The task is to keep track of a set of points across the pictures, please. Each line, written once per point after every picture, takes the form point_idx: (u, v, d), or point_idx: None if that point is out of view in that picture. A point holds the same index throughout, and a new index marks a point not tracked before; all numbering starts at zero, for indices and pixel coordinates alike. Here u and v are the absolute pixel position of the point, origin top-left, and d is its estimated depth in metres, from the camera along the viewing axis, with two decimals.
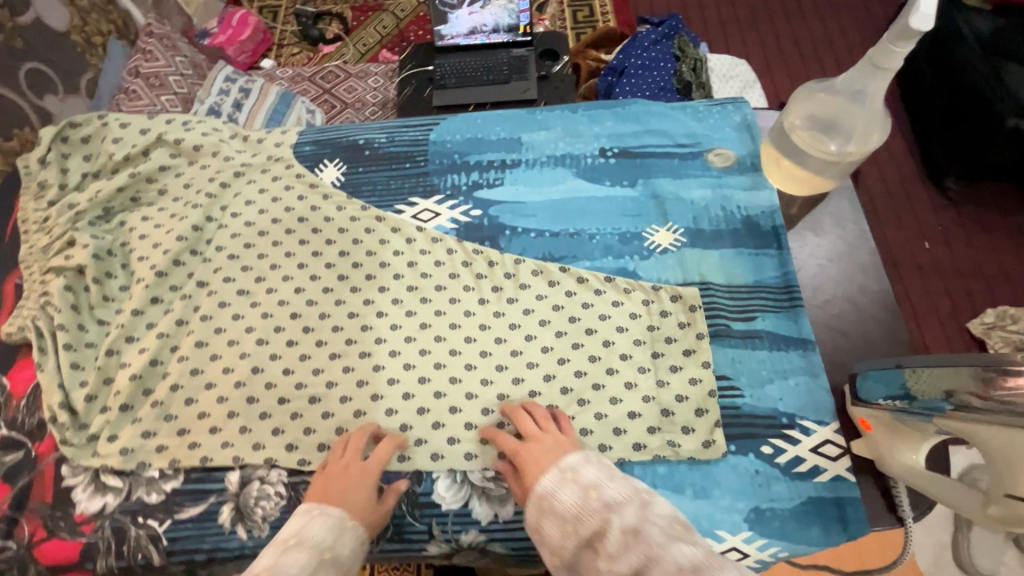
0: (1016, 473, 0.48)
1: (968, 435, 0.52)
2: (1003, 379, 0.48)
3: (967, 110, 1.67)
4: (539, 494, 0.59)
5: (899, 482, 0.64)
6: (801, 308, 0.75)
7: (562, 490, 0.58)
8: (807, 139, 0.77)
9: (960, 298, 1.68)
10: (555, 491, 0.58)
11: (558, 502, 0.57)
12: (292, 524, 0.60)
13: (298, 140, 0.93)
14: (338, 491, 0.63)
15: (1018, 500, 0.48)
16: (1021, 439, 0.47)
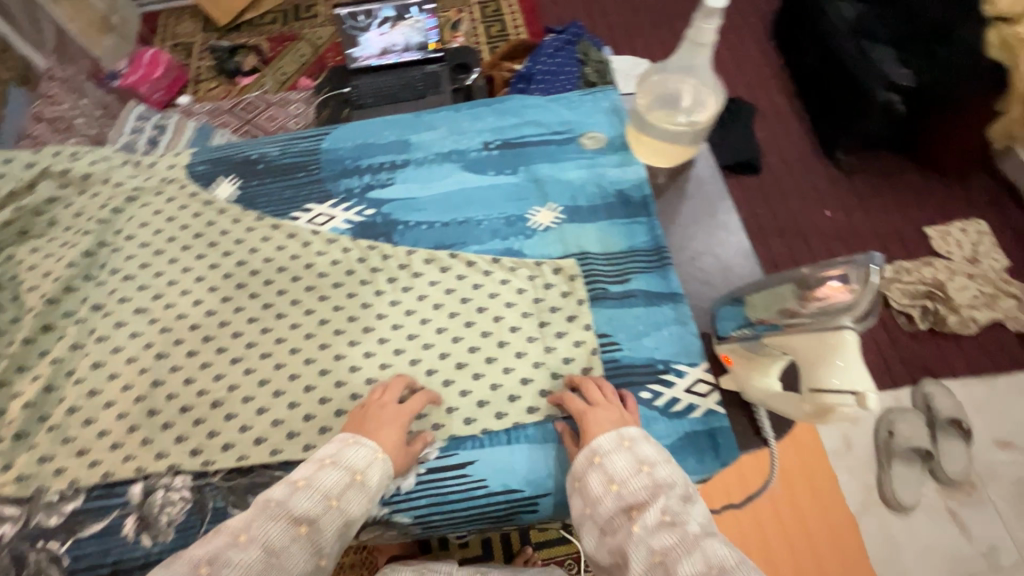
0: (817, 368, 0.57)
1: (786, 346, 0.60)
2: (814, 291, 0.58)
3: (843, 86, 1.85)
4: (591, 447, 0.64)
5: (759, 407, 0.71)
6: (670, 266, 0.82)
7: (615, 453, 0.62)
8: (659, 115, 0.84)
9: (861, 257, 1.84)
10: (610, 453, 0.62)
11: (607, 461, 0.62)
12: (335, 444, 0.64)
13: (191, 161, 0.95)
14: (387, 427, 0.66)
15: (821, 393, 0.56)
16: (825, 338, 0.56)
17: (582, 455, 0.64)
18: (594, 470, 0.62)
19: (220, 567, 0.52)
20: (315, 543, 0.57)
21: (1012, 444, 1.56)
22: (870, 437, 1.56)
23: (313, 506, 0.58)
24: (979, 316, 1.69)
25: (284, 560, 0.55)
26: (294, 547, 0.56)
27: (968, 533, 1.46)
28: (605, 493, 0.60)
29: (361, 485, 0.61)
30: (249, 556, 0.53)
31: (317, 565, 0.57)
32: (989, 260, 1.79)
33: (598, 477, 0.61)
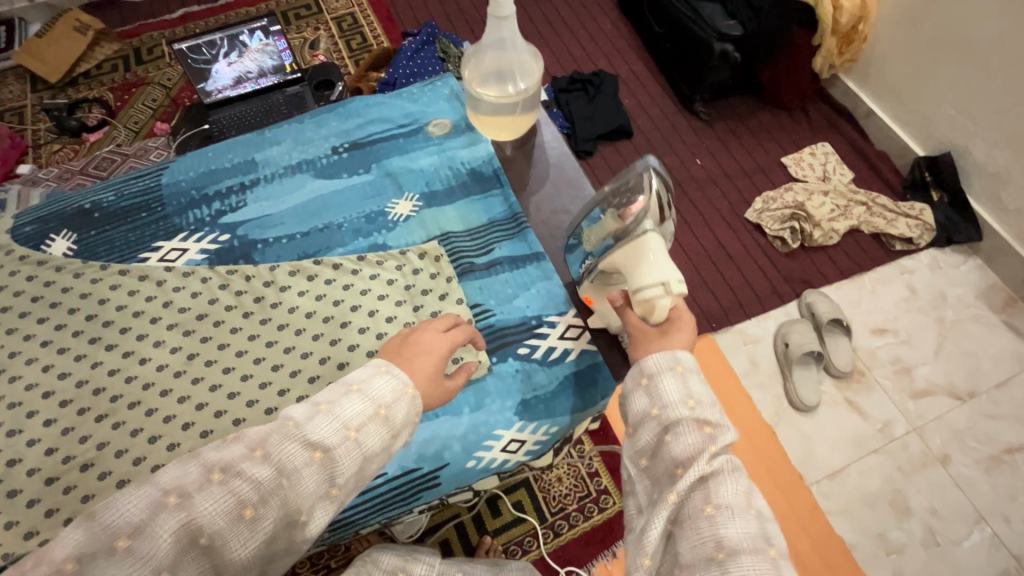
0: (634, 273, 0.68)
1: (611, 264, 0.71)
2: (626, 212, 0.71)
3: (687, 44, 2.04)
4: (676, 357, 0.64)
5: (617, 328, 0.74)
6: (527, 229, 0.87)
7: (700, 378, 0.62)
8: (494, 92, 0.88)
9: (730, 195, 2.01)
10: (694, 370, 0.63)
11: (688, 378, 0.62)
12: (366, 371, 0.61)
13: (15, 223, 0.87)
14: (419, 357, 0.64)
15: (639, 292, 0.67)
16: (632, 244, 0.68)
17: (662, 356, 0.64)
18: (675, 373, 0.62)
19: (230, 481, 0.51)
20: (328, 471, 0.55)
21: (886, 330, 1.77)
22: (772, 352, 1.73)
23: (332, 432, 0.55)
24: (837, 227, 1.91)
25: (296, 480, 0.53)
26: (306, 472, 0.53)
27: (865, 415, 1.64)
28: (680, 399, 0.60)
29: (384, 418, 0.58)
30: (261, 474, 0.51)
31: (326, 495, 0.55)
32: (838, 175, 2.01)
33: (673, 377, 0.62)
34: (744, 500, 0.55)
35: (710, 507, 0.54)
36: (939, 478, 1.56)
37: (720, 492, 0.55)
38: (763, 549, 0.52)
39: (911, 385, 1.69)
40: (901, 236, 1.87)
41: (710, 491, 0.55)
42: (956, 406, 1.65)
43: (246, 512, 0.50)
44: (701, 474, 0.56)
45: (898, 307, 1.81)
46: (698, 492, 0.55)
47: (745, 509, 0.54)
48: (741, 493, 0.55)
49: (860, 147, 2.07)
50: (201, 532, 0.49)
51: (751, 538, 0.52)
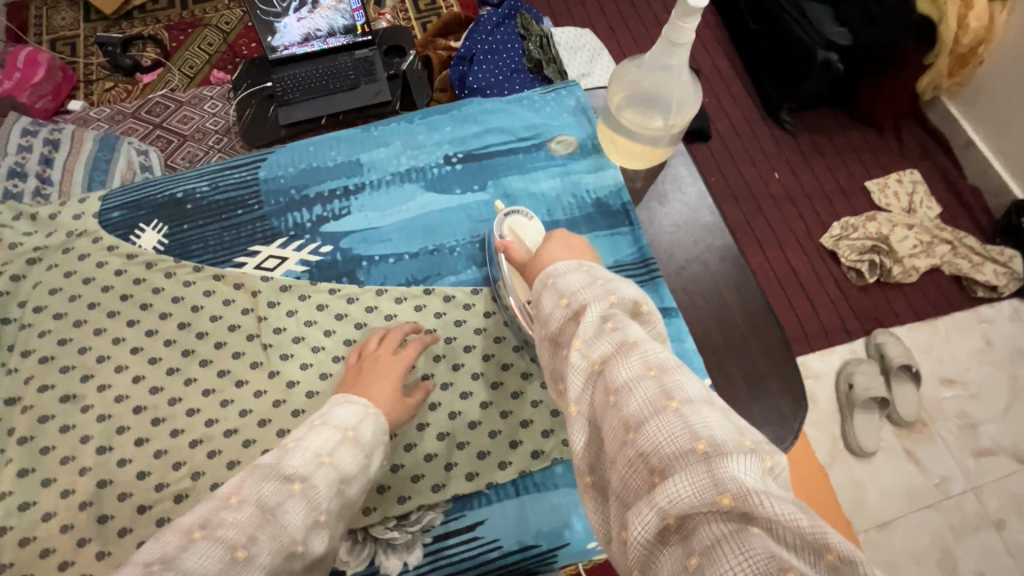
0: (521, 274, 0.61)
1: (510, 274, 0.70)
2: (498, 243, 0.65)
3: (785, 44, 1.83)
4: (546, 273, 0.50)
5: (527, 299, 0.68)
6: (659, 279, 0.79)
7: (570, 272, 0.48)
8: (634, 118, 0.80)
9: (810, 217, 1.88)
10: (565, 274, 0.49)
11: (560, 282, 0.49)
12: (324, 408, 0.59)
13: (101, 207, 0.80)
14: (378, 383, 0.64)
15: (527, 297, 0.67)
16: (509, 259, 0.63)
17: (535, 286, 0.51)
18: (546, 293, 0.49)
19: (214, 531, 0.45)
20: (310, 500, 0.51)
21: (956, 381, 1.67)
22: (832, 390, 1.64)
23: (305, 462, 0.52)
24: (918, 264, 1.78)
25: (282, 517, 0.48)
26: (290, 505, 0.49)
27: (923, 468, 1.56)
28: (556, 309, 0.47)
29: (353, 440, 0.56)
30: (241, 515, 0.47)
31: (317, 523, 0.51)
32: (925, 209, 1.86)
33: (551, 298, 0.48)
34: (638, 361, 0.41)
35: (613, 395, 0.41)
36: (993, 543, 1.49)
37: (614, 372, 0.41)
38: (661, 403, 0.39)
39: (974, 443, 1.60)
40: (985, 282, 1.75)
41: (607, 380, 0.42)
42: (1018, 470, 1.57)
43: (240, 553, 0.44)
44: (587, 368, 0.43)
45: (971, 357, 1.70)
46: (595, 383, 0.43)
47: (643, 370, 0.41)
48: (633, 358, 0.41)
49: (952, 179, 1.91)
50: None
51: (651, 398, 0.39)
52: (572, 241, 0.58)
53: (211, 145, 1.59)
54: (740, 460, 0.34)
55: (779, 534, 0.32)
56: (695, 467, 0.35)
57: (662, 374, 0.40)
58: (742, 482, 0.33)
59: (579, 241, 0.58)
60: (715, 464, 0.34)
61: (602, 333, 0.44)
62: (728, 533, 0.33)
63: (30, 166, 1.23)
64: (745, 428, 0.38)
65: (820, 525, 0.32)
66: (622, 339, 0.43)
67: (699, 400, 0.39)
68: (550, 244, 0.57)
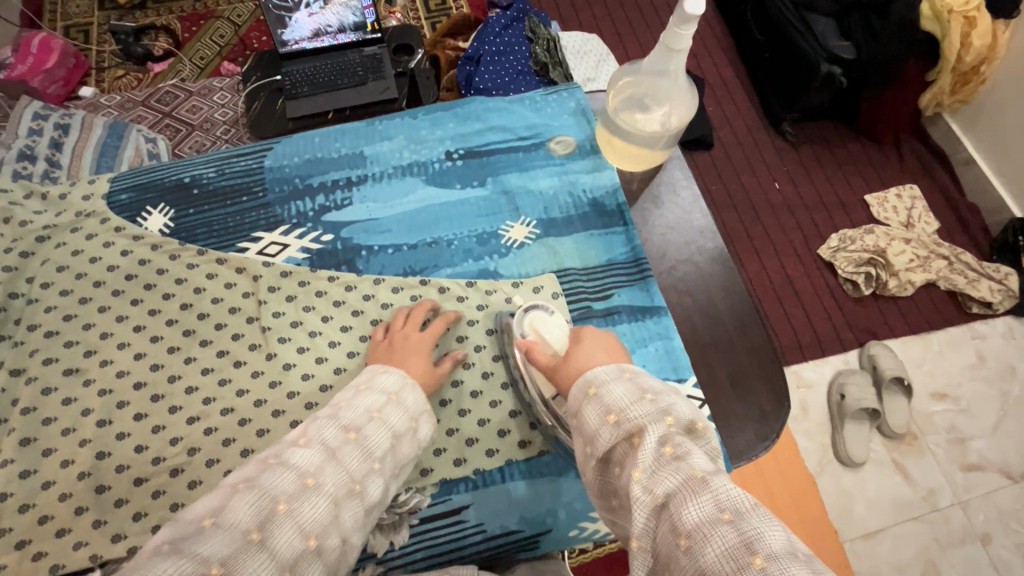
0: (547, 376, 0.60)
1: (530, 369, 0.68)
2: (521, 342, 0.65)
3: (788, 56, 1.85)
4: (586, 379, 0.52)
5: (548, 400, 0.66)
6: (651, 278, 0.80)
7: (613, 382, 0.50)
8: (632, 122, 0.82)
9: (808, 227, 1.90)
10: (607, 382, 0.51)
11: (605, 393, 0.50)
12: (365, 376, 0.63)
13: (110, 188, 0.83)
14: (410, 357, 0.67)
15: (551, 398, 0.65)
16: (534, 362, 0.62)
17: (574, 390, 0.52)
18: (589, 404, 0.50)
19: (287, 459, 0.50)
20: (365, 450, 0.55)
21: (946, 395, 1.68)
22: (823, 399, 1.65)
23: (358, 416, 0.57)
24: (914, 278, 1.79)
25: (342, 458, 0.52)
26: (347, 451, 0.53)
27: (910, 479, 1.58)
28: (603, 426, 0.48)
29: (398, 403, 0.60)
30: (309, 451, 0.51)
31: (372, 469, 0.55)
32: (922, 223, 1.88)
33: (596, 412, 0.49)
34: (709, 502, 0.39)
35: (683, 537, 0.39)
36: (977, 556, 1.50)
37: (684, 512, 0.40)
38: (743, 557, 0.36)
39: (962, 457, 1.61)
40: (980, 298, 1.76)
41: (673, 517, 0.40)
42: (1006, 485, 1.59)
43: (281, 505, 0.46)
44: (650, 502, 0.42)
45: (962, 372, 1.72)
46: (660, 519, 0.41)
47: (717, 514, 0.39)
48: (702, 496, 0.40)
49: (950, 195, 1.93)
50: (279, 499, 0.46)
51: (728, 547, 0.37)
52: (609, 343, 0.59)
53: (219, 135, 1.62)
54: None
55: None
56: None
57: (737, 518, 0.38)
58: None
59: (616, 344, 0.59)
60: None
61: (662, 461, 0.43)
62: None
63: (39, 150, 1.25)
64: None
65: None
66: (687, 473, 0.42)
67: (785, 556, 0.36)
68: (588, 342, 0.58)
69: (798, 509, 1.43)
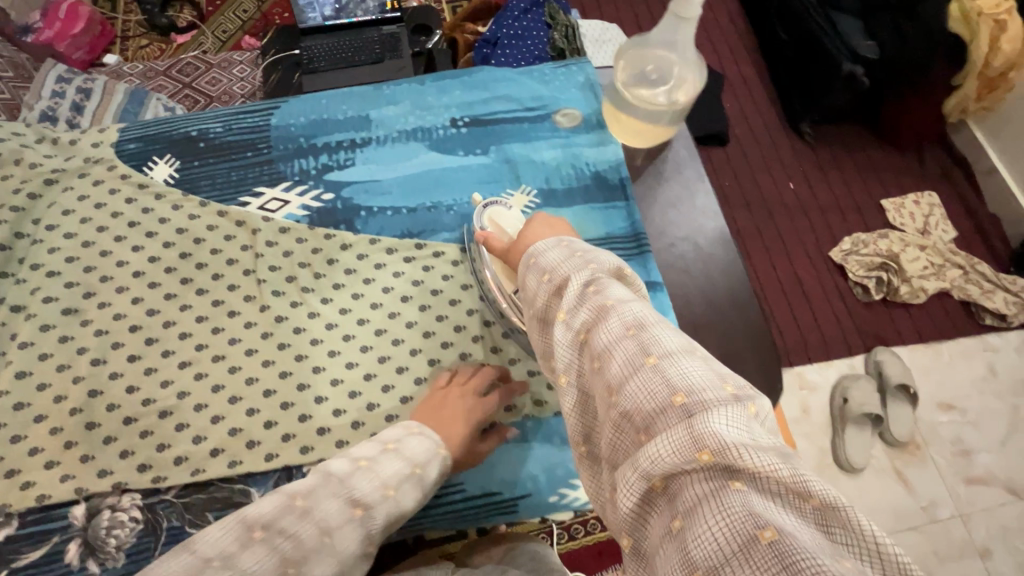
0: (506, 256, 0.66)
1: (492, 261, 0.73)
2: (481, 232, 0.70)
3: (813, 57, 1.79)
4: (529, 252, 0.55)
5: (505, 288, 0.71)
6: (648, 254, 0.80)
7: (548, 249, 0.53)
8: (638, 95, 0.81)
9: (822, 231, 1.86)
10: (544, 252, 0.53)
11: (541, 260, 0.53)
12: (394, 432, 0.62)
13: (119, 138, 0.84)
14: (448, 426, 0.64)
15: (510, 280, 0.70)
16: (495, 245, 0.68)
17: (521, 267, 0.55)
18: (530, 272, 0.53)
19: (275, 540, 0.51)
20: (366, 528, 0.56)
21: (953, 407, 1.63)
22: (826, 403, 1.61)
23: (372, 490, 0.56)
24: (927, 286, 1.75)
25: (338, 541, 0.54)
26: (347, 531, 0.54)
27: (911, 488, 1.52)
28: (540, 287, 0.51)
29: (419, 480, 0.59)
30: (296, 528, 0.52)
31: (363, 551, 0.56)
32: (939, 231, 1.84)
33: (535, 277, 0.52)
34: (616, 322, 0.43)
35: (595, 360, 0.42)
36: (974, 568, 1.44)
37: (596, 337, 0.43)
38: (638, 359, 0.40)
39: (966, 470, 1.55)
40: (994, 310, 1.72)
41: (589, 346, 0.43)
42: (1011, 502, 1.52)
43: None
44: (572, 340, 0.45)
45: (971, 384, 1.66)
46: (581, 351, 0.45)
47: (622, 331, 0.42)
48: (610, 319, 0.43)
49: (969, 205, 1.89)
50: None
51: (628, 355, 0.41)
52: (552, 224, 0.63)
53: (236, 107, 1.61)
54: (720, 414, 0.35)
55: (762, 483, 0.33)
56: (675, 426, 0.36)
57: (639, 331, 0.42)
58: (719, 436, 0.34)
59: (558, 223, 0.63)
60: (694, 420, 0.35)
61: (585, 297, 0.47)
62: (711, 492, 0.33)
63: (61, 112, 1.27)
64: (726, 375, 0.39)
65: (799, 469, 0.34)
66: (600, 302, 0.45)
67: (677, 353, 0.40)
68: (532, 227, 0.63)
69: None
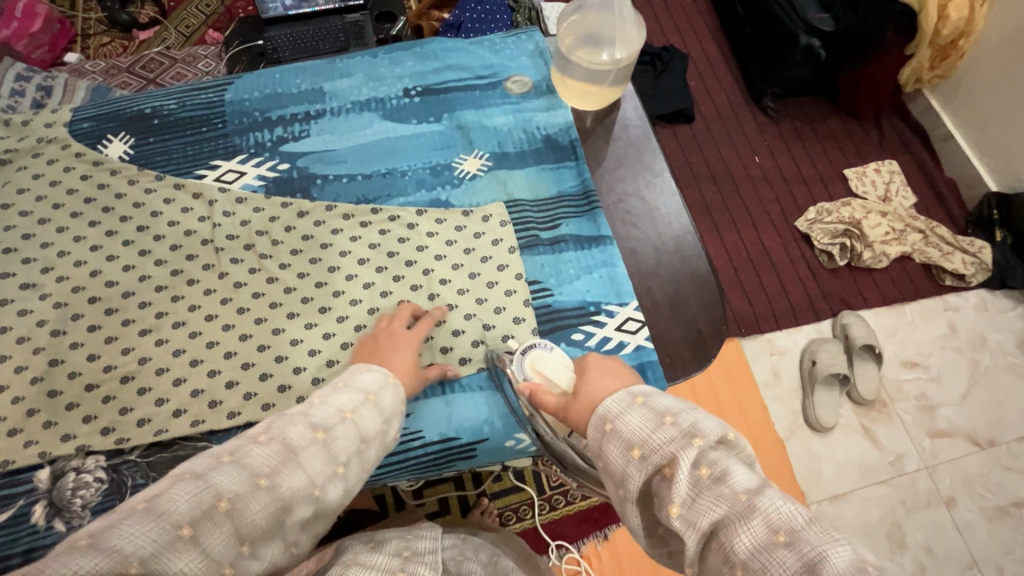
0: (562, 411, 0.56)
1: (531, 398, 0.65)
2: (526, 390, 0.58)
3: (769, 29, 1.73)
4: (600, 415, 0.47)
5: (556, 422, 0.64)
6: (599, 209, 0.83)
7: (627, 413, 0.45)
8: (585, 57, 0.83)
9: (787, 201, 1.75)
10: (621, 415, 0.46)
11: (621, 426, 0.45)
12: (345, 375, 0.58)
13: (73, 118, 0.85)
14: (398, 353, 0.65)
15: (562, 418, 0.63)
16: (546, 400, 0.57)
17: (595, 434, 0.47)
18: (608, 441, 0.46)
19: (242, 458, 0.43)
20: (330, 452, 0.49)
21: (916, 364, 1.54)
22: (795, 365, 1.51)
23: (329, 415, 0.51)
24: (890, 250, 1.64)
25: (304, 459, 0.46)
26: (311, 451, 0.47)
27: (879, 445, 1.43)
28: (628, 462, 0.43)
29: (375, 404, 0.55)
30: (267, 447, 0.45)
31: (335, 475, 0.48)
32: (900, 198, 1.74)
33: (618, 448, 0.44)
34: (760, 524, 0.37)
35: (740, 568, 0.37)
36: (941, 519, 1.36)
37: (733, 541, 0.37)
38: None
39: (931, 423, 1.47)
40: (954, 270, 1.61)
41: (726, 547, 0.38)
42: (976, 453, 1.44)
43: (221, 503, 0.40)
44: (693, 530, 0.39)
45: (933, 342, 1.57)
46: (712, 548, 0.39)
47: (769, 536, 0.36)
48: (752, 521, 0.37)
49: (929, 170, 1.79)
50: (222, 497, 0.41)
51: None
52: (607, 366, 0.54)
53: None
54: None
55: None
56: None
57: (795, 541, 0.36)
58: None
59: (612, 363, 0.55)
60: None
61: (700, 486, 0.40)
62: None
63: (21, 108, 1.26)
64: None
65: None
66: (727, 494, 0.39)
67: (851, 573, 0.33)
68: (588, 375, 0.53)
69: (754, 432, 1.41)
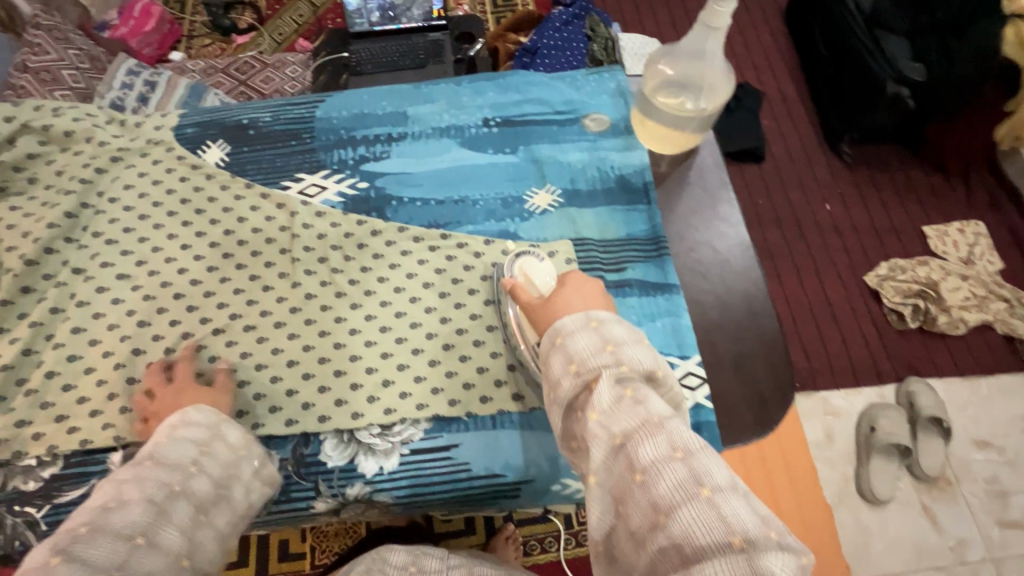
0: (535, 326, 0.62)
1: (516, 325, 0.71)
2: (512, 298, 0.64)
3: (853, 75, 1.65)
4: (555, 330, 0.53)
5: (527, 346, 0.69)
6: (667, 256, 0.81)
7: (579, 332, 0.51)
8: (667, 101, 0.84)
9: (856, 253, 1.66)
10: (573, 333, 0.51)
11: (569, 342, 0.51)
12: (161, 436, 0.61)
13: (179, 123, 0.91)
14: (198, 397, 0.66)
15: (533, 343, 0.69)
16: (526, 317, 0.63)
17: (545, 342, 0.53)
18: (555, 353, 0.51)
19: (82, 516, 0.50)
20: (169, 464, 0.55)
21: (989, 443, 1.42)
22: (850, 429, 1.42)
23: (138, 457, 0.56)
24: (968, 316, 1.53)
25: (142, 482, 0.52)
26: (151, 473, 0.53)
27: (937, 526, 1.33)
28: (564, 375, 0.49)
29: (188, 420, 0.60)
30: (101, 493, 0.51)
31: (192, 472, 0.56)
32: (983, 261, 1.62)
33: (560, 361, 0.50)
34: (664, 441, 0.43)
35: (639, 474, 0.42)
36: None
37: (639, 450, 0.43)
38: (692, 488, 0.40)
39: (1000, 511, 1.35)
40: None
41: (630, 456, 0.43)
42: None
43: (81, 528, 0.48)
44: (607, 441, 0.44)
45: (1012, 422, 1.44)
46: (617, 458, 0.44)
47: (669, 452, 0.42)
48: (658, 437, 0.43)
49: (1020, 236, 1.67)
50: (81, 531, 0.48)
51: (679, 480, 0.40)
52: (583, 292, 0.59)
53: None
54: (776, 556, 0.36)
55: None
56: (730, 557, 0.37)
57: (689, 455, 0.42)
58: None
59: (589, 290, 0.60)
60: (749, 554, 0.36)
61: (622, 404, 0.46)
62: None
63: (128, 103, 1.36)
64: (768, 516, 0.40)
65: None
66: (645, 416, 0.45)
67: (728, 487, 0.40)
68: (563, 295, 0.59)
69: (789, 471, 1.34)
